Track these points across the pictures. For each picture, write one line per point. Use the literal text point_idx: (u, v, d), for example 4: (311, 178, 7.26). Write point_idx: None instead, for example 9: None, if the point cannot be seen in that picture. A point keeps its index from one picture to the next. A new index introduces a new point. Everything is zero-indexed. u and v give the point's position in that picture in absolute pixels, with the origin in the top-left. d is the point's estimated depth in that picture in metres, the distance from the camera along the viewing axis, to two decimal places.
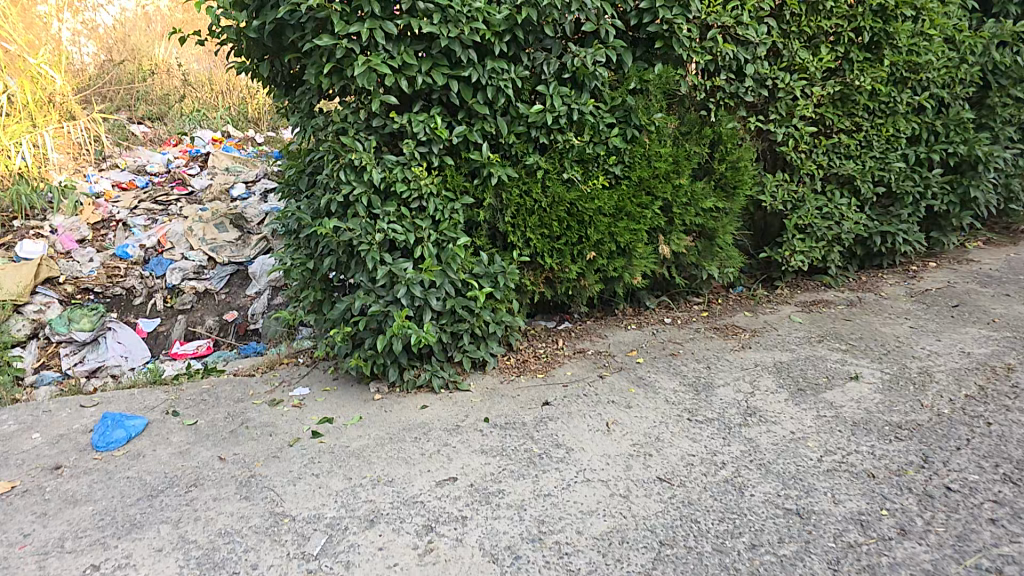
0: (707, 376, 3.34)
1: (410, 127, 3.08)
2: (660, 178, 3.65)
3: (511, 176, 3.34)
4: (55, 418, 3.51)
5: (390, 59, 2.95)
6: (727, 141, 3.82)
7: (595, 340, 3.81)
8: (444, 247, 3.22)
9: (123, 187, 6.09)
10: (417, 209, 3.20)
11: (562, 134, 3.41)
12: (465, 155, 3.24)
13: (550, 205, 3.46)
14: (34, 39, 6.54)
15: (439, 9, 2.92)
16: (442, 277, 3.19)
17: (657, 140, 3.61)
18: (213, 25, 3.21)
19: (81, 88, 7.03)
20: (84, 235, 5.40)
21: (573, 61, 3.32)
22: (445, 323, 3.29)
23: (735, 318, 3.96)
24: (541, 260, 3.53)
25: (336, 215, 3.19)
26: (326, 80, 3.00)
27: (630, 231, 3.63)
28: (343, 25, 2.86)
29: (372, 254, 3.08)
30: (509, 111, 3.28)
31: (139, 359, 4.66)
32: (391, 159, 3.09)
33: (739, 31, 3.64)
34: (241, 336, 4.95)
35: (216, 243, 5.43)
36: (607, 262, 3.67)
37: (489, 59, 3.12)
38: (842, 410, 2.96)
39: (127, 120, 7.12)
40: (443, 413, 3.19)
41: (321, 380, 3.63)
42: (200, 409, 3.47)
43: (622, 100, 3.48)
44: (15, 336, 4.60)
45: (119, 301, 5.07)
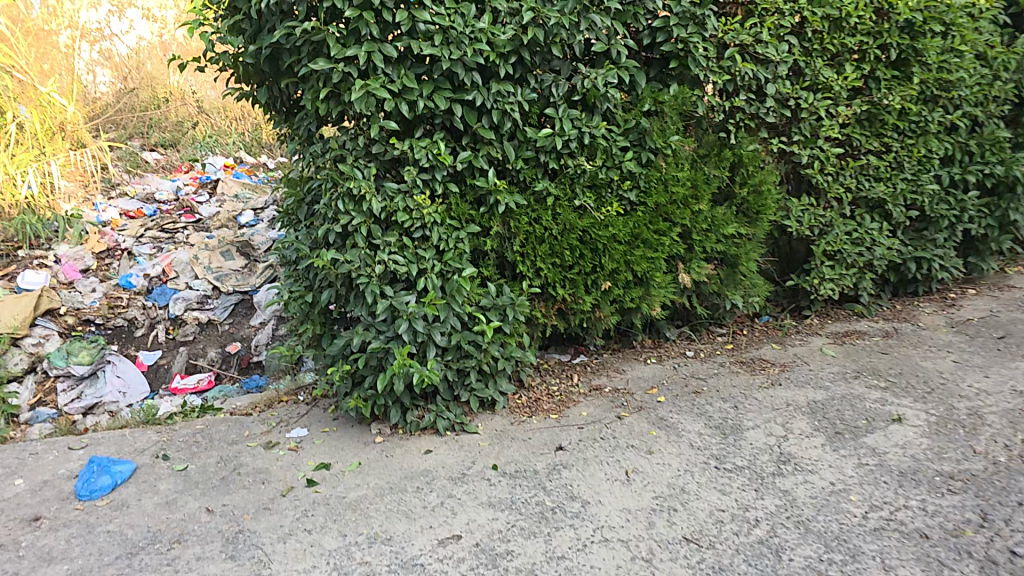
0: (734, 418, 3.10)
1: (411, 153, 2.90)
2: (678, 204, 3.43)
3: (520, 204, 3.15)
4: (41, 462, 3.38)
5: (390, 83, 2.79)
6: (749, 163, 3.59)
7: (613, 376, 3.57)
8: (449, 278, 3.02)
9: (131, 216, 5.95)
10: (420, 239, 3.01)
11: (573, 159, 3.22)
12: (470, 181, 3.05)
13: (562, 232, 3.25)
14: (47, 67, 6.47)
15: (440, 30, 2.77)
16: (446, 311, 2.99)
17: (673, 163, 3.40)
18: (207, 50, 3.07)
19: (94, 116, 6.97)
20: (88, 265, 5.26)
21: (584, 83, 3.13)
22: (450, 359, 3.08)
23: (762, 352, 3.70)
24: (553, 291, 3.31)
25: (334, 246, 3.01)
26: (323, 106, 2.84)
27: (648, 259, 3.41)
28: (340, 48, 2.70)
29: (372, 287, 2.89)
30: (517, 135, 3.10)
31: (137, 395, 4.52)
32: (393, 187, 2.92)
33: (759, 49, 3.43)
34: (243, 369, 4.79)
35: (221, 272, 5.29)
36: (624, 292, 3.45)
37: (494, 82, 2.95)
38: (886, 457, 2.74)
39: (140, 148, 7.05)
40: (448, 459, 2.97)
41: (321, 421, 3.44)
42: (191, 452, 3.33)
43: (636, 122, 3.29)
44: (12, 371, 4.43)
45: (120, 333, 4.90)
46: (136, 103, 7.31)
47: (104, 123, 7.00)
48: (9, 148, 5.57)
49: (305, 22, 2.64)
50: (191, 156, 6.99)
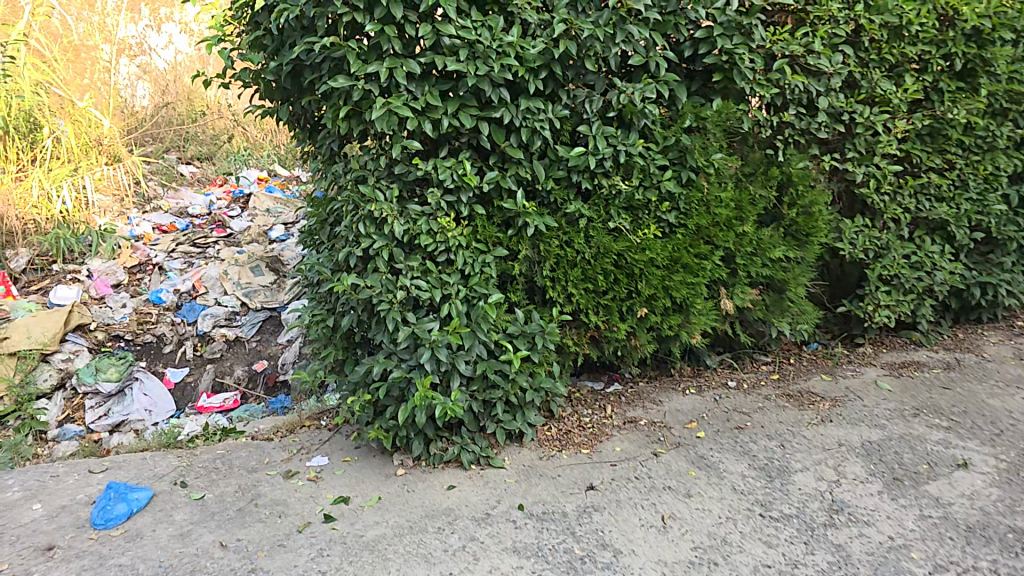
0: (780, 459, 2.87)
1: (436, 174, 2.77)
2: (720, 226, 3.22)
3: (551, 226, 2.98)
4: (61, 485, 3.25)
5: (413, 100, 2.68)
6: (798, 182, 3.36)
7: (649, 408, 3.35)
8: (474, 304, 2.86)
9: (163, 229, 5.96)
10: (445, 263, 2.87)
11: (607, 178, 3.04)
12: (497, 203, 2.91)
13: (595, 256, 3.07)
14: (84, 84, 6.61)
15: (466, 45, 2.65)
16: (471, 339, 2.83)
17: (716, 183, 3.20)
18: (229, 67, 2.99)
19: (132, 130, 7.04)
20: (120, 280, 5.27)
21: (619, 98, 2.97)
22: (475, 390, 2.93)
23: (811, 384, 3.44)
24: (585, 318, 3.13)
25: (355, 270, 2.89)
26: (344, 125, 2.73)
27: (688, 285, 3.21)
28: (360, 65, 2.61)
29: (393, 314, 2.75)
30: (547, 153, 2.95)
31: (163, 414, 4.45)
32: (416, 209, 2.78)
33: (810, 60, 3.20)
34: (269, 388, 4.70)
35: (250, 288, 5.22)
36: (661, 319, 3.24)
37: (523, 98, 2.83)
38: (952, 509, 2.50)
39: (176, 161, 7.10)
40: (472, 496, 2.80)
41: (342, 449, 3.29)
42: (210, 480, 3.18)
43: (676, 139, 3.10)
44: (40, 388, 4.41)
45: (149, 349, 4.88)
46: (173, 115, 7.35)
47: (141, 137, 7.06)
48: (46, 163, 5.65)
49: (324, 38, 2.56)
50: (225, 169, 6.99)
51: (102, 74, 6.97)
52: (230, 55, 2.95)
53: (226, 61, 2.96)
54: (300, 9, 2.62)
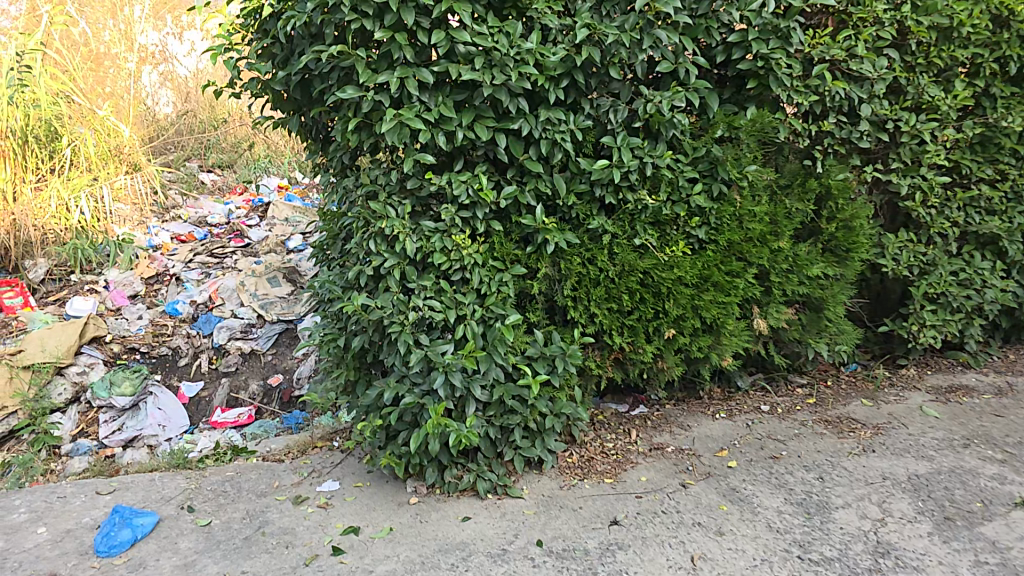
0: (820, 493, 2.67)
1: (450, 189, 2.66)
2: (753, 242, 3.10)
3: (572, 243, 2.86)
4: (67, 508, 3.07)
5: (426, 111, 2.55)
6: (837, 195, 3.25)
7: (676, 434, 3.20)
8: (491, 325, 2.73)
9: (182, 239, 5.93)
10: (460, 281, 2.74)
11: (633, 192, 2.91)
12: (516, 219, 2.80)
13: (619, 274, 2.93)
14: (105, 92, 6.60)
15: (482, 53, 2.54)
16: (487, 363, 2.69)
17: (750, 197, 3.08)
18: (237, 78, 2.90)
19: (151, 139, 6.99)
20: (136, 291, 5.23)
21: (646, 107, 2.83)
22: (492, 415, 2.79)
23: (851, 410, 3.30)
24: (609, 340, 2.99)
25: (366, 290, 2.78)
26: (354, 137, 2.62)
27: (718, 305, 3.06)
28: (370, 75, 2.49)
29: (404, 336, 2.62)
30: (569, 166, 2.84)
31: (176, 429, 4.36)
32: (429, 225, 2.66)
33: (852, 65, 3.05)
34: (285, 404, 4.61)
35: (266, 299, 5.09)
36: (691, 341, 3.10)
37: (542, 108, 2.70)
38: (1011, 555, 2.28)
39: (198, 169, 7.08)
40: (488, 530, 2.63)
41: (354, 473, 3.13)
42: (218, 505, 3.01)
43: (707, 149, 2.97)
44: (55, 402, 4.34)
45: (164, 362, 4.78)
46: (194, 122, 7.35)
47: (163, 145, 7.05)
48: (65, 172, 5.62)
49: (332, 47, 2.44)
50: (245, 177, 6.93)
51: (124, 81, 6.95)
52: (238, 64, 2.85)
53: (233, 71, 2.86)
54: (307, 15, 2.51)
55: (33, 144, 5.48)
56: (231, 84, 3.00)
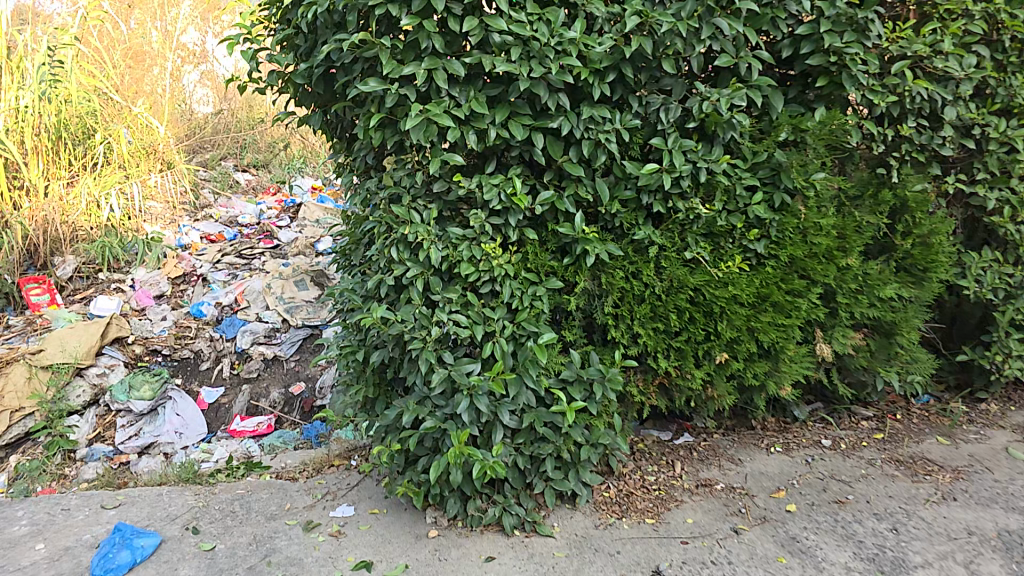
0: (894, 549, 2.35)
1: (480, 193, 2.41)
2: (818, 258, 2.87)
3: (615, 255, 2.62)
4: (69, 522, 2.86)
5: (455, 107, 2.32)
6: (915, 209, 3.05)
7: (726, 470, 2.99)
8: (522, 344, 2.49)
9: (212, 239, 5.83)
10: (488, 294, 2.51)
11: (684, 201, 2.66)
12: (552, 227, 2.55)
13: (666, 290, 2.70)
14: (140, 90, 6.53)
15: (519, 42, 2.27)
16: (517, 387, 2.46)
17: (815, 208, 2.83)
18: (254, 70, 2.68)
19: (187, 138, 6.94)
20: (162, 291, 5.11)
21: (702, 106, 2.55)
22: (521, 443, 2.54)
23: (925, 449, 3.13)
24: (653, 363, 2.77)
25: (386, 301, 2.55)
26: (377, 135, 2.39)
27: (777, 328, 2.85)
28: (395, 65, 2.26)
29: (426, 354, 2.38)
30: (613, 170, 2.59)
31: (194, 437, 4.18)
32: (457, 232, 2.44)
33: (937, 63, 2.81)
34: (305, 414, 4.37)
35: (293, 303, 4.93)
36: (745, 367, 2.90)
37: (586, 105, 2.44)
38: None
39: (233, 168, 7.01)
40: (513, 573, 2.36)
41: (371, 498, 2.89)
42: (224, 527, 2.77)
43: (769, 154, 2.72)
44: (72, 405, 4.18)
45: (186, 365, 4.63)
46: (231, 121, 7.31)
47: (199, 144, 7.01)
48: (95, 170, 5.55)
49: (354, 35, 2.21)
50: (279, 177, 6.82)
51: (162, 78, 6.89)
52: (254, 55, 2.63)
53: (249, 61, 2.64)
54: (330, 2, 2.30)
55: (68, 140, 5.39)
56: (250, 78, 2.80)
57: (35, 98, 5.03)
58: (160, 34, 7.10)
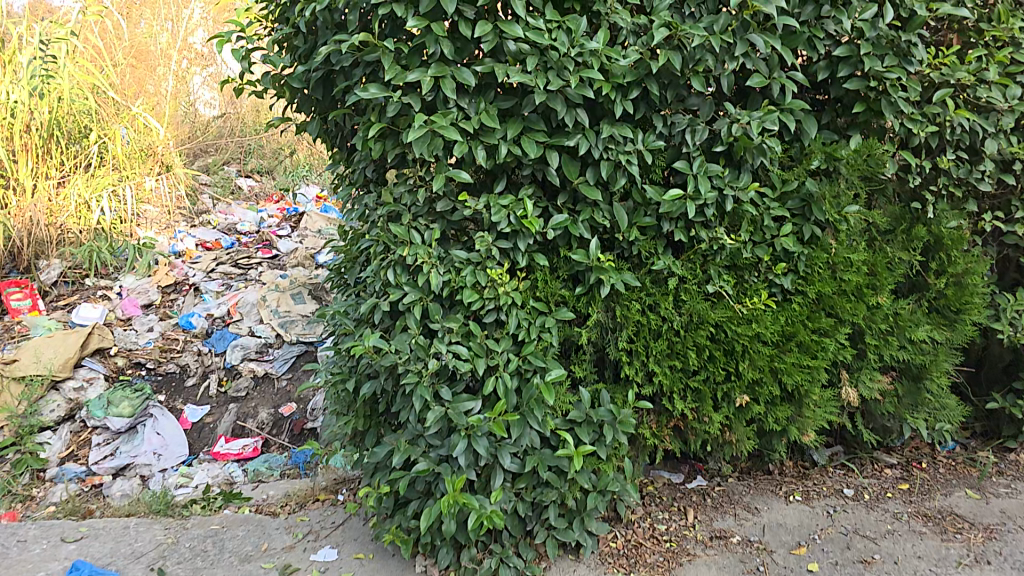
0: None
1: (487, 214, 2.22)
2: (847, 295, 2.67)
3: (631, 286, 2.43)
4: (23, 557, 2.61)
5: (464, 119, 2.12)
6: (951, 246, 2.87)
7: (742, 518, 2.82)
8: (527, 381, 2.28)
9: (207, 246, 5.61)
10: (493, 323, 2.30)
11: (707, 230, 2.48)
12: (564, 254, 2.35)
13: (685, 326, 2.52)
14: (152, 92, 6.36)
15: (536, 52, 2.08)
16: (520, 428, 2.26)
17: (846, 242, 2.65)
18: (246, 71, 2.47)
19: (190, 141, 6.76)
20: (150, 300, 4.89)
21: (731, 129, 2.36)
22: (522, 488, 2.34)
23: (952, 503, 2.95)
24: (669, 404, 2.58)
25: (381, 327, 2.34)
26: (376, 147, 2.17)
27: (802, 370, 2.66)
28: (399, 71, 2.06)
29: (421, 389, 2.16)
30: (633, 194, 2.39)
31: (173, 460, 3.91)
32: (460, 255, 2.23)
33: (980, 93, 2.64)
34: (295, 437, 4.09)
35: (288, 317, 4.69)
36: (766, 411, 2.72)
37: (606, 123, 2.25)
38: None
39: (235, 173, 6.83)
40: None
41: (356, 539, 2.66)
42: (192, 568, 2.53)
43: (800, 183, 2.54)
44: (44, 421, 3.95)
45: (170, 381, 4.40)
46: (237, 125, 7.17)
47: (201, 148, 6.84)
48: (89, 170, 5.31)
49: (355, 35, 2.01)
50: (283, 185, 6.63)
51: (165, 79, 6.66)
52: (247, 54, 2.43)
53: (241, 61, 2.44)
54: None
55: (60, 138, 5.17)
56: (243, 79, 2.59)
57: (25, 94, 4.83)
58: (170, 37, 6.98)
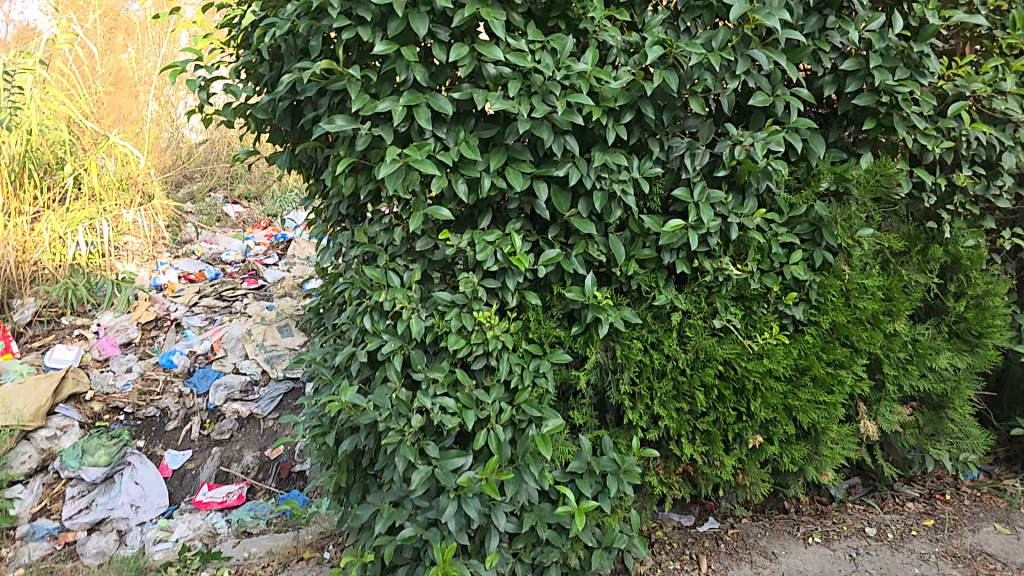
0: None
1: (472, 252, 2.03)
2: (862, 324, 2.50)
3: (632, 323, 2.25)
4: None
5: (442, 151, 1.94)
6: (969, 267, 2.70)
7: (759, 566, 2.63)
8: (522, 432, 2.09)
9: (190, 278, 5.38)
10: (482, 370, 2.12)
11: (711, 260, 2.30)
12: (558, 292, 2.17)
13: (692, 364, 2.34)
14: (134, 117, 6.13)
15: (518, 76, 1.91)
16: (516, 485, 2.05)
17: (860, 266, 2.47)
18: (204, 102, 2.28)
19: (178, 165, 6.51)
20: (129, 338, 4.66)
21: (732, 152, 2.19)
22: (520, 548, 2.14)
23: (982, 540, 2.75)
24: (677, 449, 2.39)
25: (359, 378, 2.14)
26: (347, 183, 1.99)
27: (818, 406, 2.48)
28: (368, 101, 1.88)
29: (404, 449, 1.95)
30: (629, 225, 2.22)
31: (153, 511, 3.60)
32: (444, 298, 2.04)
33: (997, 104, 2.47)
34: (282, 481, 3.79)
35: (275, 350, 4.46)
36: (782, 451, 2.53)
37: (598, 150, 2.07)
38: None
39: (223, 200, 6.65)
40: None
41: None
42: None
43: (808, 207, 2.37)
44: (13, 474, 3.66)
45: (149, 425, 4.12)
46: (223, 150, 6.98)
47: (187, 174, 6.66)
48: (64, 205, 5.07)
49: (317, 63, 1.83)
50: (272, 211, 6.48)
51: (147, 105, 6.29)
52: (206, 83, 2.23)
53: (198, 91, 2.24)
54: (290, 23, 1.92)
55: (32, 171, 4.94)
56: (202, 111, 2.39)
57: None
58: (159, 59, 6.66)
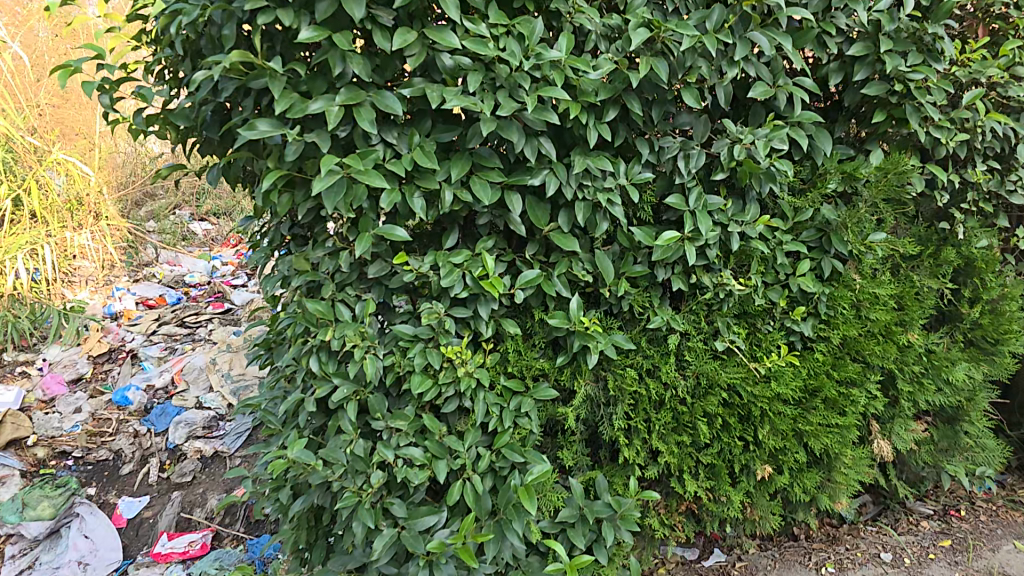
0: None
1: (436, 277, 1.75)
2: (875, 337, 2.24)
3: (623, 350, 1.98)
4: None
5: (393, 158, 1.66)
6: (984, 269, 2.45)
7: None
8: (501, 482, 1.81)
9: (150, 303, 5.05)
10: (454, 412, 1.84)
11: (710, 274, 2.04)
12: (539, 318, 1.90)
13: (692, 392, 2.07)
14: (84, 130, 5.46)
15: (481, 68, 1.64)
16: (498, 544, 1.77)
17: (871, 274, 2.21)
18: (109, 108, 1.96)
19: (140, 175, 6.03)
20: (80, 373, 4.29)
21: (732, 151, 1.93)
22: None
23: (1005, 562, 2.51)
24: (678, 485, 2.11)
25: (310, 426, 1.85)
26: (283, 200, 1.70)
27: (830, 430, 2.21)
28: (302, 102, 1.59)
29: (364, 512, 1.66)
30: (617, 239, 1.96)
31: (103, 568, 3.09)
32: (406, 330, 1.76)
33: (1016, 91, 2.23)
34: (252, 525, 3.33)
35: (243, 380, 4.16)
36: (792, 479, 2.26)
37: (576, 153, 1.80)
38: None
39: (189, 218, 6.40)
40: None
41: None
42: None
43: (814, 211, 2.13)
44: None
45: (101, 470, 3.71)
46: None
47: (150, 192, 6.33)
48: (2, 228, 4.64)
49: (226, 56, 1.51)
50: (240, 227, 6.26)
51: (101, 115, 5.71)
52: (111, 86, 1.91)
53: (101, 95, 1.92)
54: (201, 10, 1.61)
55: None
56: (109, 118, 2.05)
57: None
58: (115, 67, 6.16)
